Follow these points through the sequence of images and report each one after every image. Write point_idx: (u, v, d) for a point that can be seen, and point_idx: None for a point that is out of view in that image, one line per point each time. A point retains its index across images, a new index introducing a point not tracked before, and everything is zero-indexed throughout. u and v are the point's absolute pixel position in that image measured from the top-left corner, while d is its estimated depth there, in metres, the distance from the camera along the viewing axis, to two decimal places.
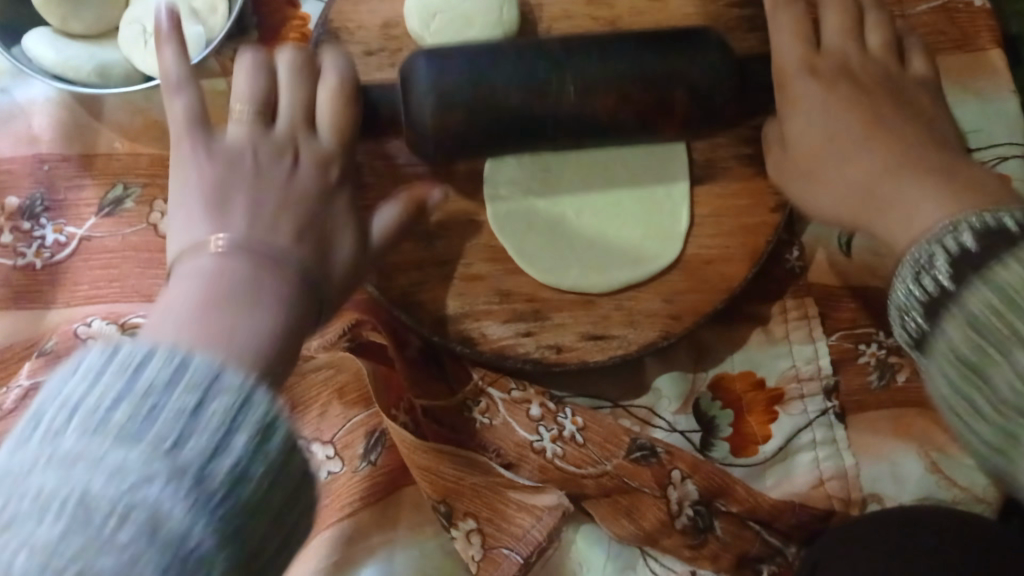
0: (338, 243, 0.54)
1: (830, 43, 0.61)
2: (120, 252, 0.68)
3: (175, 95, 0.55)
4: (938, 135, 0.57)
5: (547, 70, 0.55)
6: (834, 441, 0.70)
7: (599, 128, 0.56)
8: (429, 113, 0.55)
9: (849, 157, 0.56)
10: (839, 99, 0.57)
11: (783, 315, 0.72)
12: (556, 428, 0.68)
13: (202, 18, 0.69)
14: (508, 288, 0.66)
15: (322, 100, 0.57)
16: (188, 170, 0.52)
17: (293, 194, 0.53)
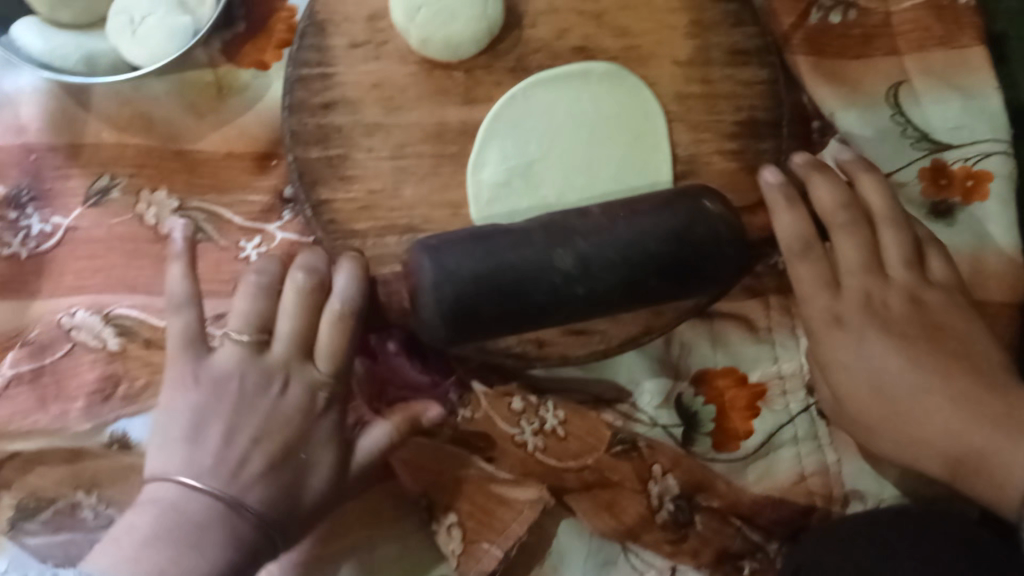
0: (315, 466, 0.55)
1: (849, 275, 0.62)
2: (106, 242, 0.69)
3: (175, 315, 0.58)
4: (989, 374, 0.59)
5: (550, 254, 0.53)
6: (816, 437, 0.70)
7: (627, 273, 0.53)
8: (441, 325, 0.53)
9: (915, 412, 0.59)
10: (876, 336, 0.60)
11: (766, 311, 0.73)
12: (538, 422, 0.68)
13: (190, 9, 0.69)
14: None
15: (326, 335, 0.57)
16: (177, 397, 0.56)
17: (274, 425, 0.55)
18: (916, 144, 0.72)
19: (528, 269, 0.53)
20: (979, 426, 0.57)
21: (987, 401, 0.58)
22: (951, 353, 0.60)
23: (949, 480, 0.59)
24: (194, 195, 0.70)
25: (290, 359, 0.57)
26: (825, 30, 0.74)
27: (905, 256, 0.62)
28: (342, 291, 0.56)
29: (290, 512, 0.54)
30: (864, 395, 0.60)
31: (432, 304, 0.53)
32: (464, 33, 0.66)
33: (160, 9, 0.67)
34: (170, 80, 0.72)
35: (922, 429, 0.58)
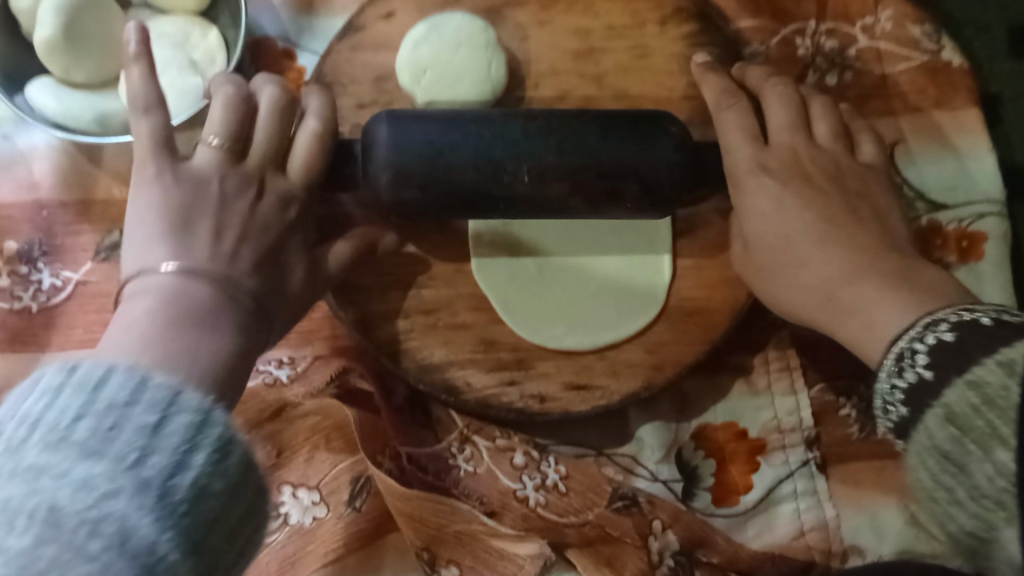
0: (292, 264, 0.59)
1: (779, 134, 0.65)
2: (116, 296, 0.70)
3: (141, 117, 0.57)
4: (887, 240, 0.60)
5: (503, 154, 0.56)
6: (815, 492, 0.71)
7: (580, 208, 0.58)
8: (385, 183, 0.56)
9: (809, 259, 0.59)
10: (788, 194, 0.61)
11: (765, 367, 0.74)
12: (539, 477, 0.69)
13: (201, 70, 0.71)
14: (495, 337, 0.67)
15: (300, 142, 0.60)
16: (149, 190, 0.55)
17: (254, 226, 0.57)
18: (913, 203, 0.73)
19: (492, 155, 0.56)
20: (852, 275, 0.57)
21: (881, 262, 0.57)
22: (856, 196, 0.63)
23: (822, 323, 0.59)
24: None
25: (259, 169, 0.59)
26: (822, 92, 0.75)
27: (832, 127, 0.66)
28: (316, 110, 0.62)
29: (276, 294, 0.57)
30: (768, 239, 0.61)
31: (381, 180, 0.56)
32: (469, 96, 0.68)
33: (172, 70, 0.70)
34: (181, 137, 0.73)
35: (803, 275, 0.59)
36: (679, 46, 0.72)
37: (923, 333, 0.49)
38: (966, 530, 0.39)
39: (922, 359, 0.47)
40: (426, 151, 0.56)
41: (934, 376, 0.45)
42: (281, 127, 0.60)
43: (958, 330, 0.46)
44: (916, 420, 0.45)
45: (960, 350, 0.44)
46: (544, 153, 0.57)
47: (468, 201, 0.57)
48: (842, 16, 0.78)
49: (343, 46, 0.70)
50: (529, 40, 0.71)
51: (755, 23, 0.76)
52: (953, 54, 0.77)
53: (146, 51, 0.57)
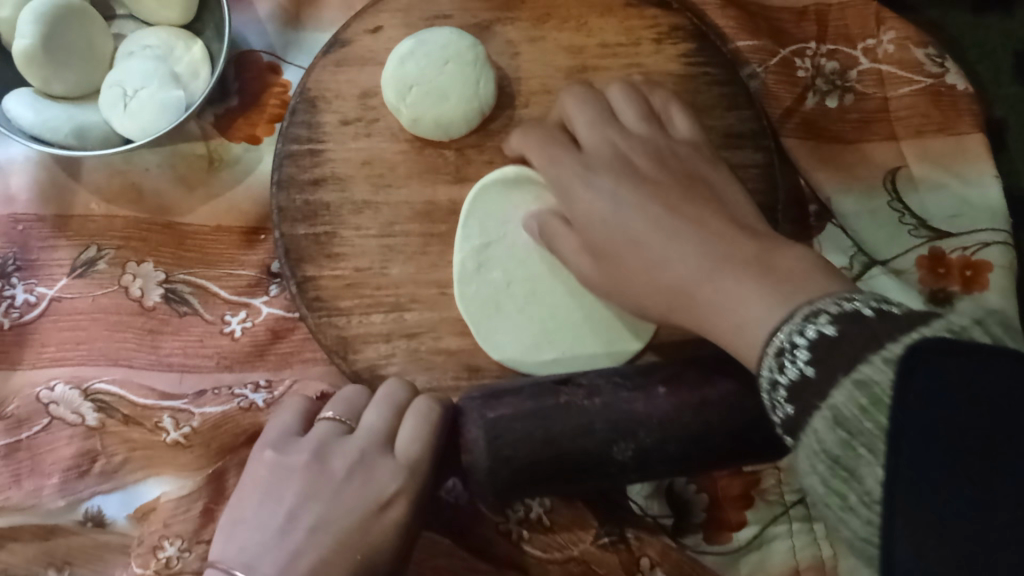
0: (377, 553, 0.51)
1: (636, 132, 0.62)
2: (89, 314, 0.68)
3: (285, 412, 0.58)
4: (734, 219, 0.53)
5: (604, 429, 0.52)
6: (811, 530, 0.68)
7: (680, 466, 0.52)
8: (483, 450, 0.52)
9: (657, 251, 0.53)
10: (621, 186, 0.57)
11: None
12: (523, 509, 0.66)
13: (184, 83, 0.69)
14: (479, 363, 0.65)
15: (405, 427, 0.54)
16: (258, 469, 0.54)
17: (344, 533, 0.51)
18: (911, 231, 0.71)
19: (624, 418, 0.52)
20: (687, 246, 0.51)
21: (736, 246, 0.50)
22: (687, 180, 0.57)
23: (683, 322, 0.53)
24: (180, 267, 0.70)
25: (368, 453, 0.54)
26: (821, 115, 0.73)
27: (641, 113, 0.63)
28: (403, 434, 0.54)
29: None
30: (601, 232, 0.57)
31: (479, 455, 0.52)
32: (457, 112, 0.66)
33: (153, 84, 0.67)
34: (162, 152, 0.72)
35: (719, 306, 0.47)
36: (675, 65, 0.69)
37: (803, 323, 0.40)
38: (858, 537, 0.35)
39: (801, 351, 0.38)
40: (536, 437, 0.51)
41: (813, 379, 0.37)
42: (386, 436, 0.54)
43: (842, 323, 0.37)
44: (803, 423, 0.37)
45: (839, 353, 0.36)
46: (645, 419, 0.51)
47: (573, 471, 0.52)
48: (845, 37, 0.75)
49: (327, 60, 0.68)
50: (519, 57, 0.69)
51: (754, 43, 0.73)
52: (957, 79, 0.74)
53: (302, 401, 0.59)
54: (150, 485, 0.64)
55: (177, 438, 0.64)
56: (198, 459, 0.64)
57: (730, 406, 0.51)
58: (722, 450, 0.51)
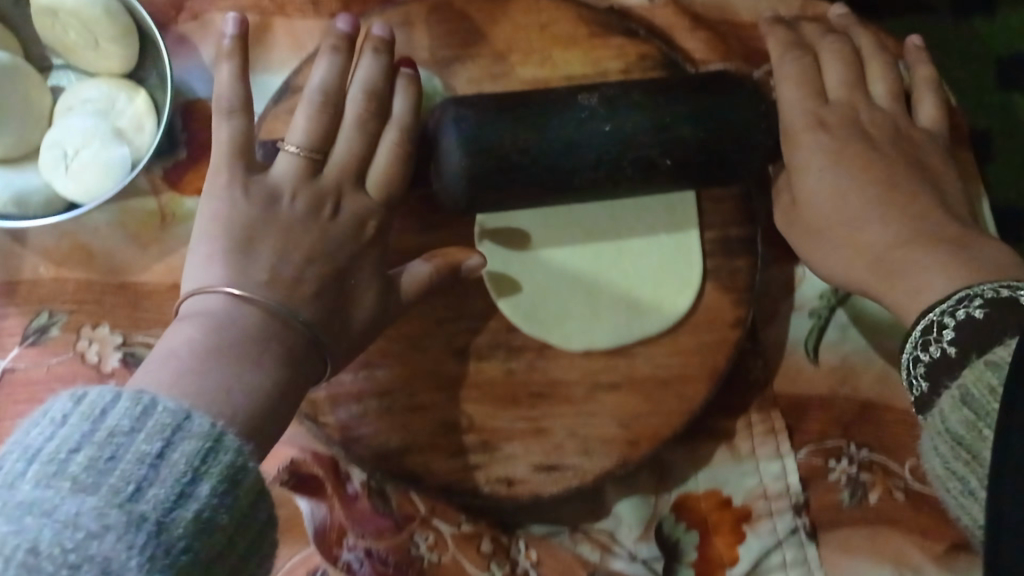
0: (359, 296, 0.59)
1: (834, 93, 0.67)
2: (45, 384, 0.65)
3: (223, 121, 0.59)
4: (943, 196, 0.64)
5: (570, 93, 0.59)
6: (804, 561, 0.67)
7: (615, 178, 0.58)
8: (457, 155, 0.56)
9: (867, 218, 0.62)
10: (851, 189, 0.63)
11: (748, 429, 0.69)
12: (509, 564, 0.64)
13: (128, 138, 0.65)
14: (455, 419, 0.63)
15: (383, 149, 0.62)
16: (217, 202, 0.58)
17: (319, 248, 0.58)
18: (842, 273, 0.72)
19: (598, 184, 0.59)
20: (919, 243, 0.60)
21: (922, 221, 0.61)
22: (903, 158, 0.65)
23: (869, 283, 0.62)
24: (138, 329, 0.67)
25: (344, 183, 0.61)
26: None
27: (888, 86, 0.69)
28: (400, 108, 0.62)
29: (334, 331, 0.56)
30: (821, 203, 0.63)
31: (458, 170, 0.56)
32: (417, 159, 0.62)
33: (95, 142, 0.64)
34: (111, 209, 0.68)
35: (837, 247, 0.63)
36: None
37: (959, 304, 0.53)
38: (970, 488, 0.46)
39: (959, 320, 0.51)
40: (510, 103, 0.58)
41: (952, 358, 0.50)
42: (381, 100, 0.62)
43: (991, 309, 0.50)
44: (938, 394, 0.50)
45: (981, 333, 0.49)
46: (615, 88, 0.60)
47: (549, 170, 0.57)
48: None
49: (278, 108, 0.65)
50: (481, 95, 0.66)
51: (724, 66, 0.70)
52: (940, 89, 0.72)
53: (239, 51, 0.59)
54: None
55: None
56: None
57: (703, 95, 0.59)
58: (693, 170, 0.59)
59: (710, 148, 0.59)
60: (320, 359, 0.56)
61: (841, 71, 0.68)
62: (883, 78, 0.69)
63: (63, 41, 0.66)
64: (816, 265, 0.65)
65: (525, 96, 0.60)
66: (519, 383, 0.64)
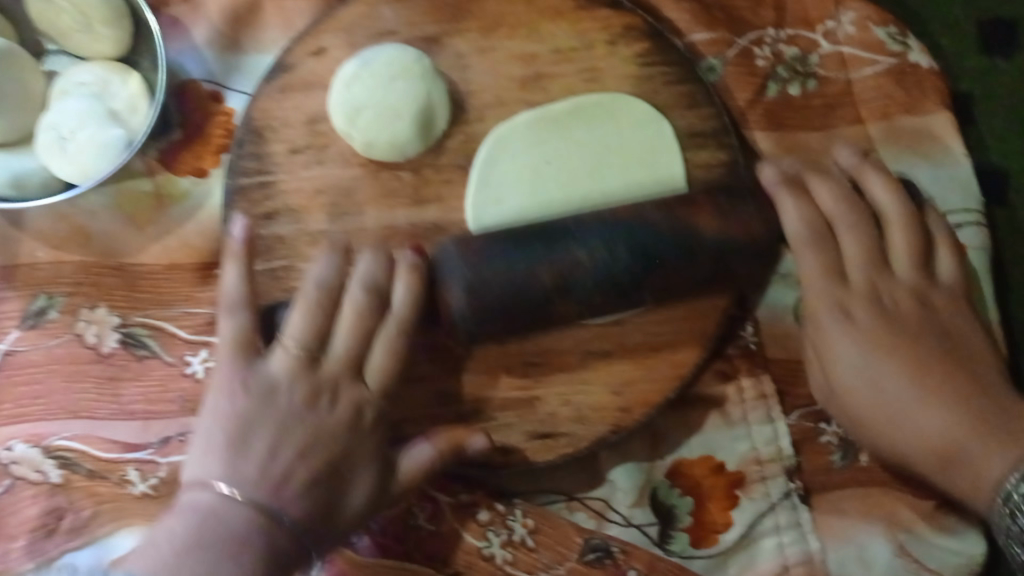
0: (354, 487, 0.57)
1: (854, 270, 0.65)
2: (44, 366, 0.66)
3: (226, 317, 0.59)
4: (984, 379, 0.62)
5: (594, 232, 0.60)
6: (798, 524, 0.68)
7: (611, 293, 0.59)
8: (462, 291, 0.58)
9: (906, 416, 0.61)
10: (877, 353, 0.63)
11: (738, 396, 0.70)
12: (505, 532, 0.66)
13: (122, 120, 0.66)
14: (451, 390, 0.65)
15: (377, 354, 0.60)
16: (229, 326, 0.59)
17: (320, 447, 0.56)
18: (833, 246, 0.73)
19: (617, 282, 0.59)
20: (973, 431, 0.59)
21: (954, 387, 0.61)
22: (920, 317, 0.64)
23: (934, 477, 0.61)
24: (136, 310, 0.68)
25: (342, 378, 0.59)
26: (785, 102, 0.71)
27: (910, 247, 0.65)
28: (400, 302, 0.59)
29: (325, 525, 0.55)
30: (845, 371, 0.63)
31: (458, 294, 0.58)
32: (410, 133, 0.63)
33: (91, 125, 0.65)
34: (108, 191, 0.69)
35: (903, 430, 0.61)
36: (632, 67, 0.68)
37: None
38: None
39: None
40: (520, 271, 0.58)
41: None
42: (382, 293, 0.60)
43: None
44: None
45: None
46: (631, 224, 0.60)
47: (531, 301, 0.59)
48: (804, 21, 0.73)
49: (271, 86, 0.66)
50: (470, 71, 0.67)
51: (710, 35, 0.72)
52: (921, 57, 0.73)
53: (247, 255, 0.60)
54: (121, 539, 0.62)
55: (144, 490, 0.64)
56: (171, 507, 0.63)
57: (711, 223, 0.60)
58: (685, 289, 0.61)
59: (724, 253, 0.60)
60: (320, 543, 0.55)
61: (835, 194, 0.65)
62: (910, 249, 0.65)
63: (57, 25, 0.67)
64: (870, 444, 0.63)
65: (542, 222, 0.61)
66: (514, 352, 0.66)
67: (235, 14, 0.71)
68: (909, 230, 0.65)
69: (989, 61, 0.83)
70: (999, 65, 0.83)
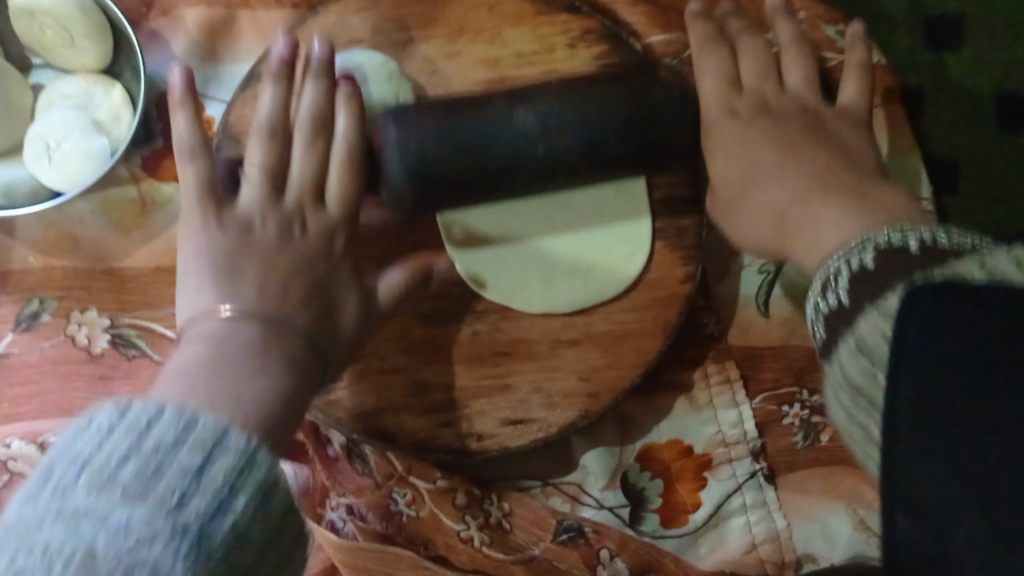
0: (343, 301, 0.59)
1: (749, 83, 0.70)
2: (40, 367, 0.69)
3: (188, 163, 0.60)
4: (849, 157, 0.65)
5: (503, 100, 0.60)
6: (764, 503, 0.71)
7: (587, 163, 0.61)
8: (398, 165, 0.59)
9: (764, 176, 0.64)
10: (756, 133, 0.66)
11: (704, 381, 0.73)
12: (482, 515, 0.69)
13: (105, 129, 0.69)
14: (426, 380, 0.68)
15: (332, 175, 0.62)
16: (197, 237, 0.57)
17: (297, 262, 0.58)
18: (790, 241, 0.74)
19: (567, 157, 0.60)
20: (827, 202, 0.59)
21: (835, 182, 0.61)
22: (818, 124, 0.67)
23: (784, 244, 0.62)
24: (124, 311, 0.70)
25: (305, 198, 0.61)
26: None
27: (806, 73, 0.70)
28: (345, 129, 0.62)
29: (322, 355, 0.55)
30: (746, 221, 0.66)
31: (393, 168, 0.59)
32: None
33: (76, 133, 0.68)
34: (93, 199, 0.71)
35: (755, 197, 0.65)
36: (591, 69, 0.71)
37: (855, 253, 0.50)
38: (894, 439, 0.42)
39: (859, 267, 0.48)
40: (445, 148, 0.59)
41: (846, 311, 0.46)
42: (328, 124, 0.62)
43: (877, 258, 0.47)
44: (833, 343, 0.47)
45: (877, 292, 0.45)
46: (543, 130, 0.60)
47: (478, 167, 0.60)
48: (756, 22, 0.76)
49: (246, 94, 0.69)
50: (437, 75, 0.70)
51: (665, 37, 0.75)
52: (871, 52, 0.77)
53: (190, 97, 0.61)
54: None
55: None
56: None
57: (656, 91, 0.61)
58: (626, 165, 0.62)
59: (648, 147, 0.61)
60: (315, 361, 0.54)
61: (755, 64, 0.70)
62: (797, 51, 0.71)
63: (41, 39, 0.70)
64: (734, 225, 0.67)
65: (457, 99, 0.61)
66: (483, 342, 0.69)
67: (212, 26, 0.73)
68: (803, 58, 0.71)
69: (937, 55, 0.85)
70: (950, 54, 0.85)
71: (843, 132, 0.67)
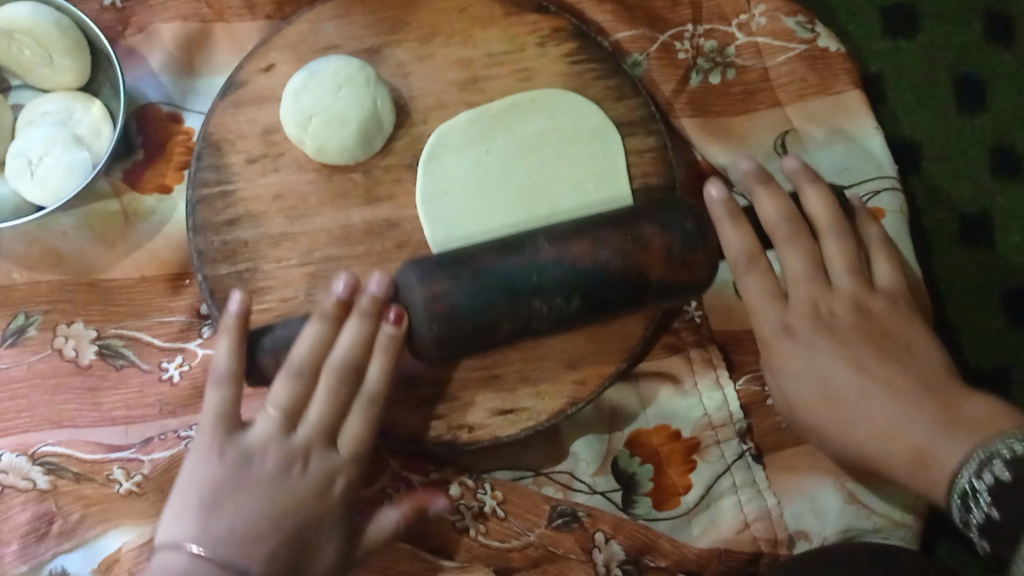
0: (324, 546, 0.56)
1: (795, 282, 0.65)
2: (26, 380, 0.69)
3: (213, 390, 0.59)
4: (924, 375, 0.60)
5: (568, 277, 0.57)
6: (754, 482, 0.72)
7: (619, 303, 0.58)
8: (427, 329, 0.57)
9: (851, 405, 0.60)
10: (822, 344, 0.63)
11: (688, 365, 0.74)
12: (477, 505, 0.69)
13: (87, 143, 0.71)
14: (414, 374, 0.69)
15: (354, 421, 0.61)
16: (200, 464, 0.57)
17: (282, 513, 0.55)
18: None
19: (570, 316, 0.58)
20: (917, 416, 0.57)
21: (918, 397, 0.58)
22: (884, 340, 0.63)
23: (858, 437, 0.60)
24: (111, 322, 0.71)
25: (315, 449, 0.59)
26: (706, 91, 0.79)
27: (849, 265, 0.66)
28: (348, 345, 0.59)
29: None
30: (792, 382, 0.64)
31: (425, 338, 0.57)
32: (358, 135, 0.68)
33: (57, 149, 0.68)
34: (78, 214, 0.73)
35: (817, 358, 0.63)
36: (562, 65, 0.74)
37: (977, 468, 0.51)
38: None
39: (996, 467, 0.50)
40: (480, 304, 0.56)
41: (999, 525, 0.48)
42: (357, 368, 0.61)
43: (1015, 468, 0.48)
44: (1005, 529, 0.47)
45: (1020, 494, 0.47)
46: (587, 269, 0.57)
47: (505, 332, 0.57)
48: (719, 15, 0.80)
49: (225, 103, 0.70)
50: (411, 76, 0.72)
51: (633, 33, 0.78)
52: (829, 41, 0.80)
53: (239, 327, 0.59)
54: (110, 538, 0.64)
55: (130, 488, 0.66)
56: (156, 504, 0.65)
57: (697, 279, 0.59)
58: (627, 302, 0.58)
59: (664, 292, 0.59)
60: None
61: (773, 198, 0.67)
62: (819, 191, 0.68)
63: (21, 61, 0.71)
64: (827, 441, 0.62)
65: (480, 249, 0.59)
66: None
67: (187, 40, 0.75)
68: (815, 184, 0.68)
69: (893, 43, 0.90)
70: (905, 45, 0.90)
71: (899, 329, 0.64)
